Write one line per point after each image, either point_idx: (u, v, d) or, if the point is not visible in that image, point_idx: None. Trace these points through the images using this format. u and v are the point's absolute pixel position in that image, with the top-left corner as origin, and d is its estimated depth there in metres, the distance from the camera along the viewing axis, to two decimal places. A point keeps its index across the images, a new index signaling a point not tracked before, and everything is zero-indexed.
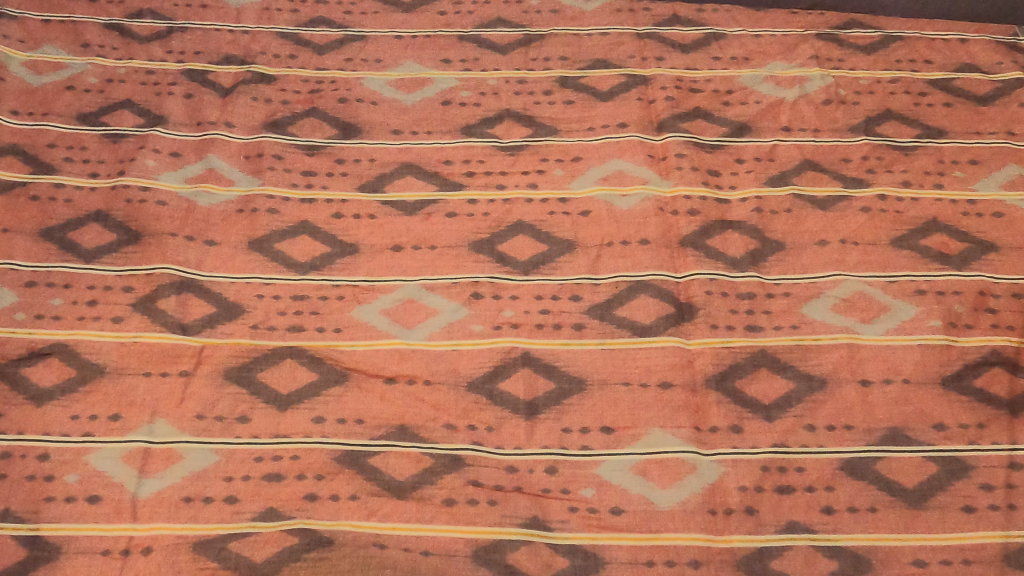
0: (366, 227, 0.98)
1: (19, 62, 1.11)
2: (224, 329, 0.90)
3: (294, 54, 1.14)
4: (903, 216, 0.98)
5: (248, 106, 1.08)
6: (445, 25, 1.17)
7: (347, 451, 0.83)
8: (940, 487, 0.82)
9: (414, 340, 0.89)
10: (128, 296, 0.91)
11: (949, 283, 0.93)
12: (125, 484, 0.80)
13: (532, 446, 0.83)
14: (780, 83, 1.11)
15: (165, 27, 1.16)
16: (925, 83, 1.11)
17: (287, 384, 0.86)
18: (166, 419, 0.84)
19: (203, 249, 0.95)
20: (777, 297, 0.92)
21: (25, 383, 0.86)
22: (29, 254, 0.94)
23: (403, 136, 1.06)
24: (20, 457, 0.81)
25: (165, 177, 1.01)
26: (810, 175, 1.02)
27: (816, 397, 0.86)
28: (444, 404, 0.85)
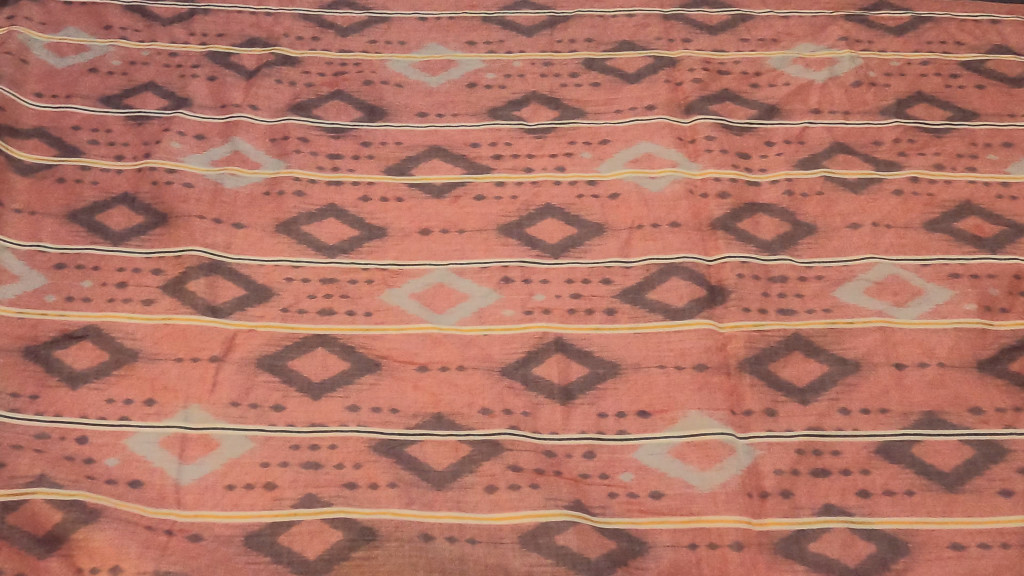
0: (394, 210, 0.97)
1: (41, 45, 1.10)
2: (254, 312, 0.89)
3: (317, 36, 1.13)
4: (936, 199, 0.97)
5: (272, 88, 1.07)
6: (469, 7, 1.16)
7: (384, 439, 0.82)
8: (977, 471, 0.81)
9: (445, 325, 0.89)
10: (157, 278, 0.91)
11: (983, 267, 0.93)
12: (166, 470, 0.80)
13: (569, 431, 0.83)
14: (810, 65, 1.10)
15: (187, 10, 1.15)
16: (956, 65, 1.10)
17: (319, 370, 0.86)
18: (201, 405, 0.84)
19: (231, 232, 0.95)
20: (809, 281, 0.91)
21: (59, 365, 0.86)
22: (57, 236, 0.94)
23: (429, 119, 1.05)
24: (58, 439, 0.81)
25: (191, 159, 1.00)
26: (842, 157, 1.01)
27: (851, 380, 0.85)
28: (477, 387, 0.85)
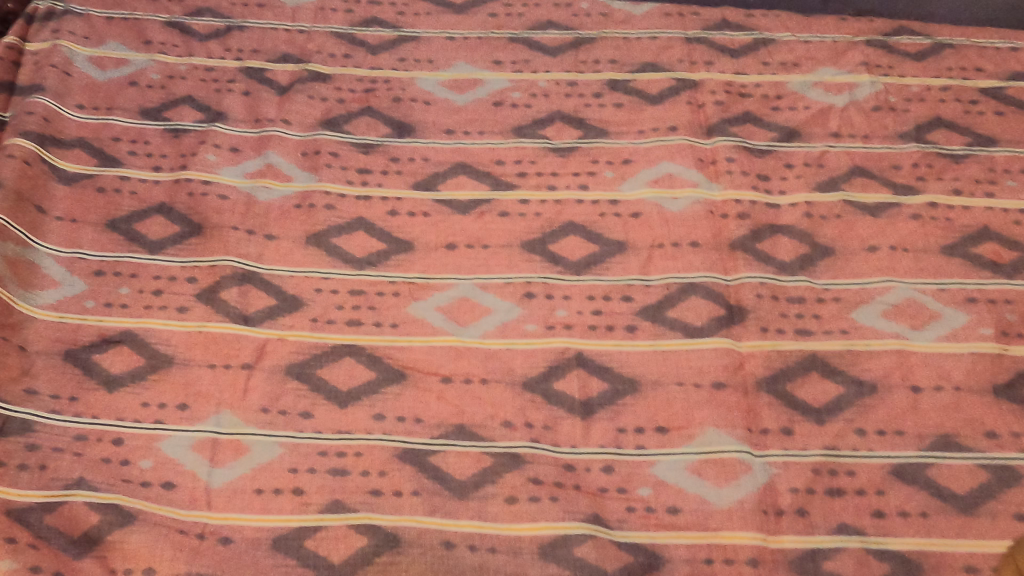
0: (421, 224, 1.00)
1: (84, 58, 1.14)
2: (285, 321, 0.92)
3: (349, 54, 1.17)
4: (953, 224, 0.99)
5: (305, 103, 1.11)
6: (496, 27, 1.20)
7: (409, 448, 0.85)
8: (992, 495, 0.82)
9: (469, 338, 0.91)
10: (192, 287, 0.94)
11: (1000, 292, 0.94)
12: (197, 473, 0.83)
13: (589, 445, 0.85)
14: (830, 90, 1.11)
15: (224, 26, 1.20)
16: (976, 91, 1.11)
17: (346, 379, 0.89)
18: (233, 411, 0.87)
19: (263, 243, 0.98)
20: (827, 302, 0.93)
21: (96, 369, 0.89)
22: (97, 244, 0.97)
23: (456, 136, 1.08)
24: (95, 440, 0.84)
25: (225, 172, 1.04)
26: (861, 181, 1.02)
27: (867, 402, 0.87)
28: (499, 399, 0.87)
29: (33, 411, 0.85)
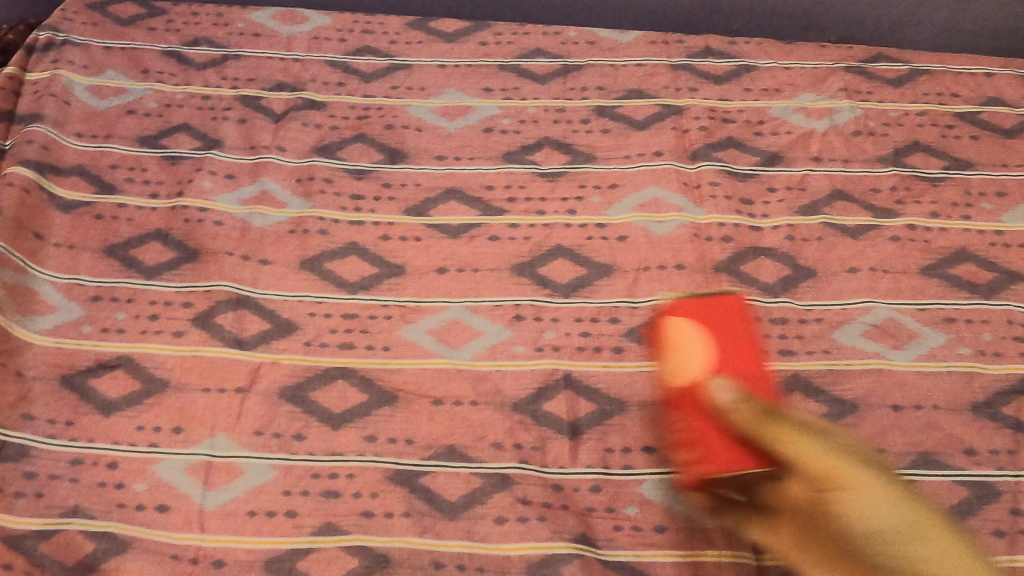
0: (413, 249, 1.02)
1: (83, 87, 1.17)
2: (279, 345, 0.94)
3: (342, 82, 1.20)
4: (931, 246, 1.01)
5: (299, 130, 1.13)
6: (486, 55, 1.23)
7: (400, 469, 0.86)
8: (971, 511, 0.83)
9: (460, 360, 0.93)
10: (187, 311, 0.96)
11: (977, 312, 0.96)
12: (191, 496, 0.84)
13: (576, 466, 0.87)
14: (811, 115, 1.15)
15: (220, 55, 1.23)
16: (952, 116, 1.15)
17: (338, 401, 0.90)
18: (227, 434, 0.88)
19: (258, 268, 1.00)
20: (810, 323, 0.95)
21: (92, 393, 0.90)
22: (94, 270, 0.99)
23: (447, 162, 1.10)
24: (90, 464, 0.85)
25: (221, 198, 1.06)
26: (841, 205, 1.05)
27: (848, 420, 0.88)
28: (489, 422, 0.89)
29: (30, 436, 0.86)
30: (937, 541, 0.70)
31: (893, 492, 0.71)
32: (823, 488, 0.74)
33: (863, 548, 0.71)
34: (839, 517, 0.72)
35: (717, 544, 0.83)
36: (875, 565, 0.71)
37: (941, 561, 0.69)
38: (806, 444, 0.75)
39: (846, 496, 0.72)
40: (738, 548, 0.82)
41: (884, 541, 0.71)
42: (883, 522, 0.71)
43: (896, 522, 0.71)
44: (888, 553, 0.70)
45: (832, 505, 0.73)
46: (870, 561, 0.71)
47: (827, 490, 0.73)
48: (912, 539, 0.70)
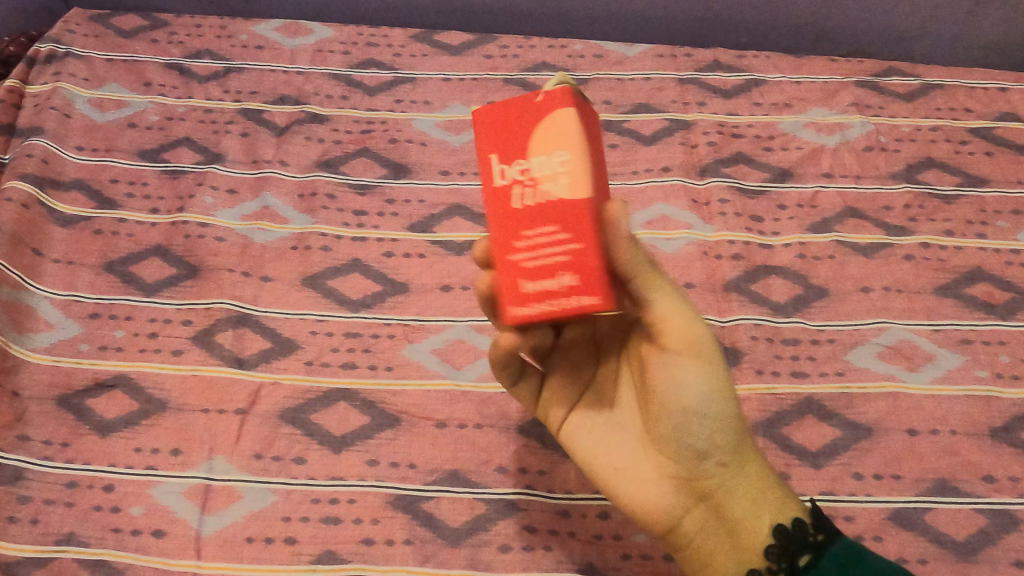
0: (416, 266, 1.01)
1: (84, 100, 1.16)
2: (280, 365, 0.92)
3: (346, 95, 1.19)
4: (946, 264, 0.99)
5: (302, 145, 1.12)
6: (491, 68, 1.22)
7: (402, 494, 0.84)
8: (991, 541, 0.81)
9: (464, 381, 0.91)
10: (187, 329, 0.95)
11: (994, 334, 0.94)
12: (188, 521, 0.82)
13: (583, 491, 0.84)
14: (822, 130, 1.13)
15: (223, 68, 1.22)
16: (966, 131, 1.13)
17: (340, 423, 0.88)
18: (225, 457, 0.86)
19: (259, 285, 0.98)
20: (822, 344, 0.93)
21: (89, 414, 0.88)
22: (93, 286, 0.98)
23: (451, 177, 1.09)
24: (86, 487, 0.83)
25: (222, 213, 1.05)
26: (853, 222, 1.03)
27: (863, 445, 0.86)
28: (493, 445, 0.87)
29: (25, 458, 0.84)
30: (742, 469, 0.67)
31: (728, 383, 0.63)
32: (678, 352, 0.62)
33: (675, 431, 0.65)
34: (667, 388, 0.63)
35: (563, 412, 0.73)
36: (699, 462, 0.66)
37: (746, 486, 0.67)
38: (673, 301, 0.60)
39: (705, 372, 0.62)
40: (578, 428, 0.72)
41: (705, 433, 0.64)
42: (701, 406, 0.63)
43: (716, 408, 0.63)
44: (713, 458, 0.66)
45: (664, 360, 0.63)
46: (696, 456, 0.65)
47: (665, 349, 0.62)
48: (727, 428, 0.65)
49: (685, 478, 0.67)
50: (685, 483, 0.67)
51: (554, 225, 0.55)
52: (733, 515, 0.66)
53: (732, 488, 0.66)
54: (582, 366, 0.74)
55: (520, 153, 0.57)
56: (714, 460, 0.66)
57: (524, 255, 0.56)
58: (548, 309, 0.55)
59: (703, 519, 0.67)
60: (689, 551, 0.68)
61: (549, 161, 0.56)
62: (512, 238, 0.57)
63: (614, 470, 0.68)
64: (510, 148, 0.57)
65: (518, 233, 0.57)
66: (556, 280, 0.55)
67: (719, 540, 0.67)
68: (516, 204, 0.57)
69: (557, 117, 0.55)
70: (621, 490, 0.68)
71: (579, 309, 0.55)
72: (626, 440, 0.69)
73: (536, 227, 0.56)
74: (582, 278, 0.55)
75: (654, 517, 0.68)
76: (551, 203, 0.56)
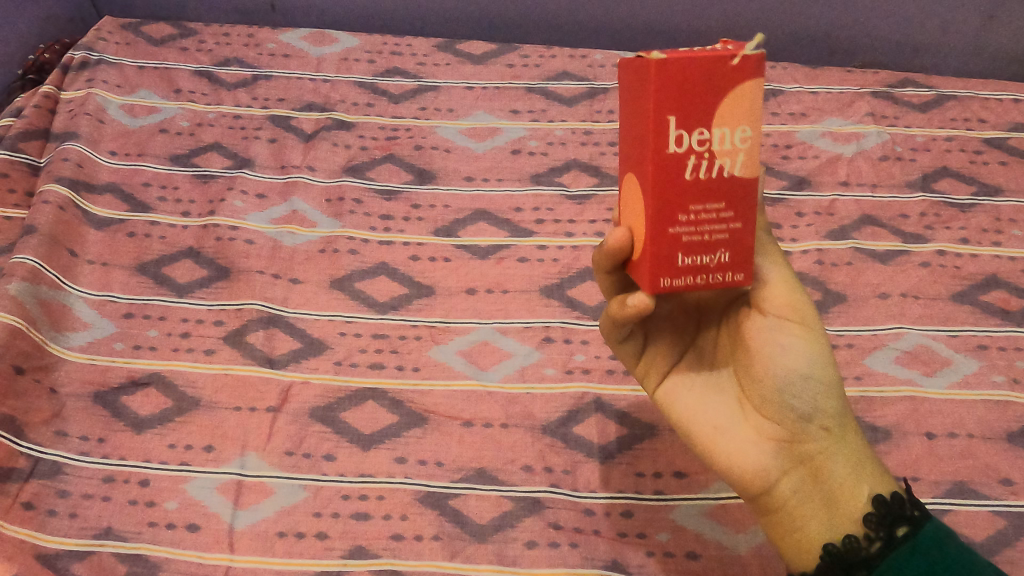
0: (442, 269, 1.03)
1: (116, 105, 1.19)
2: (310, 364, 0.95)
3: (371, 103, 1.22)
4: (962, 271, 1.01)
5: (329, 151, 1.15)
6: (513, 77, 1.26)
7: (430, 492, 0.85)
8: (1010, 543, 0.80)
9: (490, 382, 0.93)
10: (218, 329, 0.97)
11: (1009, 339, 0.96)
12: (221, 515, 0.83)
13: (607, 491, 0.86)
14: (838, 139, 1.15)
15: (251, 76, 1.25)
16: (980, 142, 1.15)
17: (369, 422, 0.90)
18: (257, 453, 0.88)
19: (288, 287, 1.01)
20: (840, 348, 0.95)
21: (125, 411, 0.90)
22: (127, 287, 1.00)
23: (475, 183, 1.12)
24: (121, 481, 0.85)
25: (252, 217, 1.07)
26: (870, 230, 1.05)
27: (882, 447, 0.87)
28: (519, 444, 0.89)
29: (63, 453, 0.86)
30: (844, 437, 0.67)
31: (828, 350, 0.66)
32: (787, 317, 0.65)
33: (783, 391, 0.65)
34: (772, 351, 0.65)
35: (665, 374, 0.70)
36: (803, 423, 0.65)
37: (849, 453, 0.67)
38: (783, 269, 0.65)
39: (812, 335, 0.65)
40: (678, 389, 0.70)
41: (812, 396, 0.65)
42: (806, 368, 0.65)
43: (821, 371, 0.65)
44: (818, 421, 0.66)
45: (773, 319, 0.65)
46: (801, 418, 0.65)
47: (768, 312, 0.65)
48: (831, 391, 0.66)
49: (788, 441, 0.66)
50: (788, 446, 0.66)
51: (722, 200, 0.55)
52: (835, 481, 0.66)
53: (837, 455, 0.66)
54: (684, 331, 0.72)
55: (705, 119, 0.53)
56: (821, 426, 0.66)
57: (689, 231, 0.56)
58: (697, 280, 0.57)
59: (801, 483, 0.66)
60: (781, 513, 0.67)
61: (732, 135, 0.54)
62: (676, 209, 0.55)
63: (716, 430, 0.67)
64: (696, 111, 0.52)
65: (682, 204, 0.55)
66: (711, 255, 0.57)
67: (816, 507, 0.66)
68: (689, 174, 0.54)
69: (750, 87, 0.52)
70: (725, 447, 0.67)
71: (725, 284, 0.58)
72: (726, 403, 0.68)
73: (703, 198, 0.55)
74: (733, 256, 0.57)
75: (750, 480, 0.66)
76: (724, 179, 0.55)
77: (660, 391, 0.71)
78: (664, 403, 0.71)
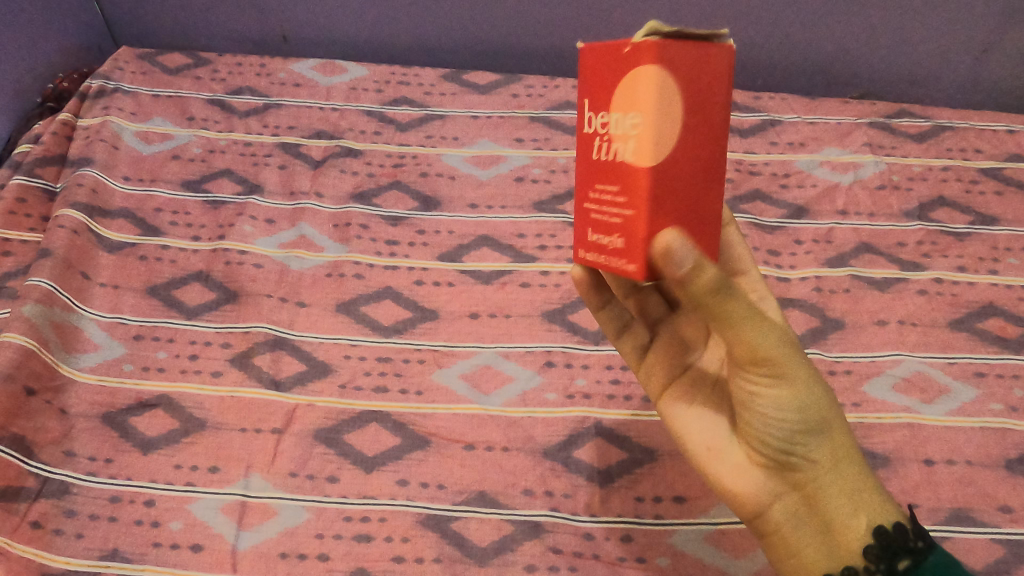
0: (446, 294, 1.05)
1: (131, 132, 1.22)
2: (315, 387, 0.96)
3: (379, 131, 1.25)
4: (959, 299, 1.02)
5: (337, 178, 1.18)
6: (518, 106, 1.29)
7: (431, 514, 0.86)
8: (1009, 571, 0.81)
9: (491, 406, 0.95)
10: (226, 352, 0.99)
11: (1007, 367, 0.96)
12: (225, 535, 0.84)
13: (607, 514, 0.87)
14: (836, 168, 1.17)
15: (263, 104, 1.29)
16: (976, 172, 1.17)
17: (372, 444, 0.92)
18: (261, 474, 0.89)
19: (295, 310, 1.03)
20: (839, 375, 0.95)
21: (132, 431, 0.92)
22: (137, 309, 1.02)
23: (479, 210, 1.15)
24: (128, 501, 0.86)
25: (261, 241, 1.10)
26: (867, 257, 1.07)
27: (881, 473, 0.87)
28: (520, 468, 0.90)
29: (70, 473, 0.88)
30: (838, 465, 0.66)
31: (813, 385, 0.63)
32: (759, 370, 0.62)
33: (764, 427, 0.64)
34: (749, 396, 0.64)
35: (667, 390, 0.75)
36: (790, 456, 0.65)
37: (842, 485, 0.66)
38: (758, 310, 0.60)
39: (789, 385, 0.62)
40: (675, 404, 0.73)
41: (793, 437, 0.64)
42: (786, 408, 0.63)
43: (800, 419, 0.63)
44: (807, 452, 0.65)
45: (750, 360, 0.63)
46: (783, 454, 0.65)
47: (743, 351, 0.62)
48: (816, 430, 0.64)
49: (775, 472, 0.66)
50: (778, 475, 0.66)
51: (616, 184, 0.54)
52: (827, 513, 0.66)
53: (830, 489, 0.66)
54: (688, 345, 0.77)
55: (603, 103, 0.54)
56: (809, 463, 0.65)
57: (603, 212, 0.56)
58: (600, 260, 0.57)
59: (794, 509, 0.67)
60: (777, 537, 0.68)
61: (625, 118, 0.53)
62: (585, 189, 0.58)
63: (711, 451, 0.69)
64: (605, 96, 0.55)
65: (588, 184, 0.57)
66: (610, 240, 0.56)
67: (810, 534, 0.67)
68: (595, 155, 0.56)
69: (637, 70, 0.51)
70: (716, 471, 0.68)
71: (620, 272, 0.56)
72: (718, 427, 0.70)
73: (603, 179, 0.56)
74: (627, 244, 0.54)
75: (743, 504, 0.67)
76: (617, 164, 0.54)
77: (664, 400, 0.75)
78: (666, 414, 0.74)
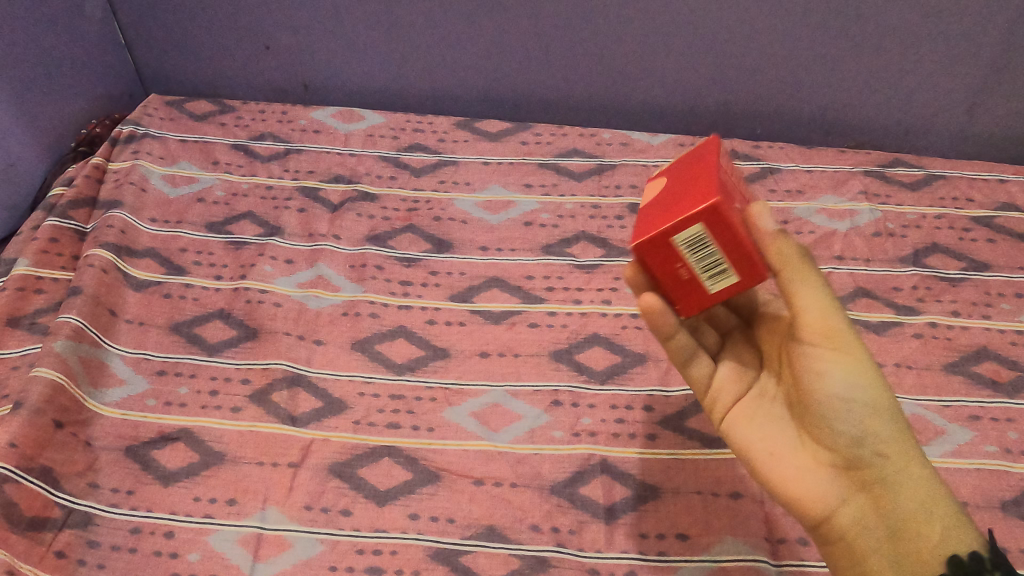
0: (457, 333, 1.09)
1: (158, 175, 1.28)
2: (330, 423, 1.00)
3: (394, 176, 1.31)
4: (953, 343, 1.06)
5: (354, 220, 1.23)
6: (527, 153, 1.35)
7: (441, 548, 0.89)
8: None
9: (500, 443, 0.98)
10: (245, 388, 1.03)
11: (1001, 411, 0.99)
12: (240, 567, 0.87)
13: (611, 551, 0.89)
14: (833, 215, 1.22)
15: (284, 149, 1.35)
16: (968, 220, 1.22)
17: (384, 478, 0.95)
18: (278, 507, 0.92)
19: (312, 347, 1.07)
20: None
21: (153, 464, 0.95)
22: (161, 345, 1.07)
23: (490, 252, 1.20)
24: (148, 533, 0.89)
25: (280, 281, 1.14)
26: (864, 302, 1.11)
27: None
28: (527, 504, 0.93)
29: (94, 504, 0.91)
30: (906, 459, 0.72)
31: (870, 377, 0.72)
32: (820, 342, 0.72)
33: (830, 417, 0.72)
34: (811, 374, 0.72)
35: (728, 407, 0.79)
36: (855, 449, 0.71)
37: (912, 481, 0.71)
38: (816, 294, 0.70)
39: (851, 369, 0.71)
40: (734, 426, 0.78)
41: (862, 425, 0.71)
42: (847, 396, 0.71)
43: (868, 396, 0.71)
44: (870, 445, 0.71)
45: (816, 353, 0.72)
46: (857, 442, 0.71)
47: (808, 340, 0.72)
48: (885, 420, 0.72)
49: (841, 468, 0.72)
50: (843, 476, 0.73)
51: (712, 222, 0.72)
52: (896, 509, 0.70)
53: (901, 484, 0.71)
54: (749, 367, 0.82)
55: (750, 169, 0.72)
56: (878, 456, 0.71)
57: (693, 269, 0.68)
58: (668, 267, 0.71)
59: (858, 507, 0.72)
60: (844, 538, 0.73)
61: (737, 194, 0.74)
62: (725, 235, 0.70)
63: (774, 455, 0.74)
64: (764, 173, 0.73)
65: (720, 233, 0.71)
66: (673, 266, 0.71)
67: (881, 535, 0.71)
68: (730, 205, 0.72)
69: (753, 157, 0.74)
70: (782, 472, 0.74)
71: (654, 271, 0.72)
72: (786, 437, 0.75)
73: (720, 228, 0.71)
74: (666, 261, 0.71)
75: (811, 505, 0.73)
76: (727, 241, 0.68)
77: (731, 406, 0.79)
78: (729, 416, 0.79)
